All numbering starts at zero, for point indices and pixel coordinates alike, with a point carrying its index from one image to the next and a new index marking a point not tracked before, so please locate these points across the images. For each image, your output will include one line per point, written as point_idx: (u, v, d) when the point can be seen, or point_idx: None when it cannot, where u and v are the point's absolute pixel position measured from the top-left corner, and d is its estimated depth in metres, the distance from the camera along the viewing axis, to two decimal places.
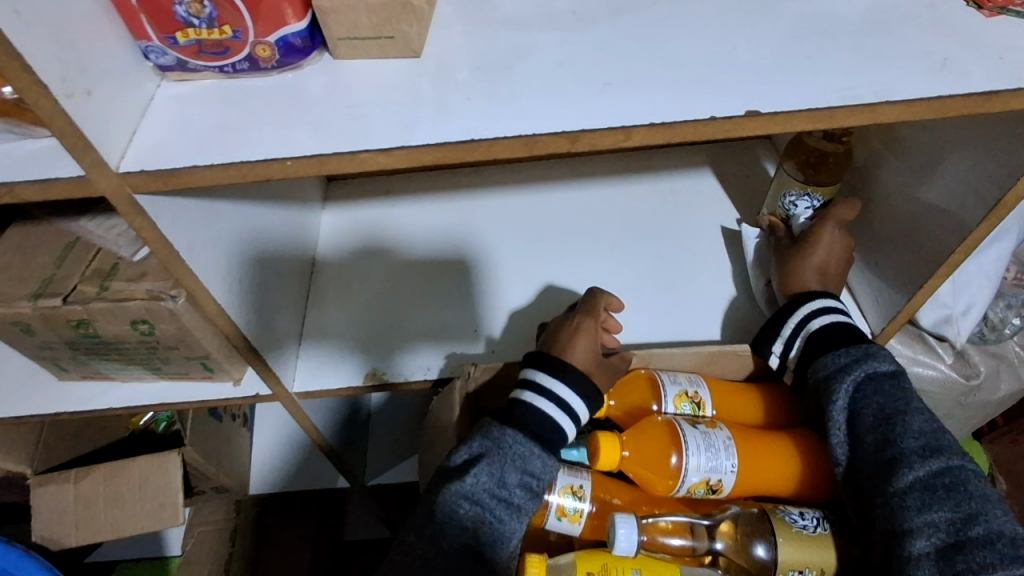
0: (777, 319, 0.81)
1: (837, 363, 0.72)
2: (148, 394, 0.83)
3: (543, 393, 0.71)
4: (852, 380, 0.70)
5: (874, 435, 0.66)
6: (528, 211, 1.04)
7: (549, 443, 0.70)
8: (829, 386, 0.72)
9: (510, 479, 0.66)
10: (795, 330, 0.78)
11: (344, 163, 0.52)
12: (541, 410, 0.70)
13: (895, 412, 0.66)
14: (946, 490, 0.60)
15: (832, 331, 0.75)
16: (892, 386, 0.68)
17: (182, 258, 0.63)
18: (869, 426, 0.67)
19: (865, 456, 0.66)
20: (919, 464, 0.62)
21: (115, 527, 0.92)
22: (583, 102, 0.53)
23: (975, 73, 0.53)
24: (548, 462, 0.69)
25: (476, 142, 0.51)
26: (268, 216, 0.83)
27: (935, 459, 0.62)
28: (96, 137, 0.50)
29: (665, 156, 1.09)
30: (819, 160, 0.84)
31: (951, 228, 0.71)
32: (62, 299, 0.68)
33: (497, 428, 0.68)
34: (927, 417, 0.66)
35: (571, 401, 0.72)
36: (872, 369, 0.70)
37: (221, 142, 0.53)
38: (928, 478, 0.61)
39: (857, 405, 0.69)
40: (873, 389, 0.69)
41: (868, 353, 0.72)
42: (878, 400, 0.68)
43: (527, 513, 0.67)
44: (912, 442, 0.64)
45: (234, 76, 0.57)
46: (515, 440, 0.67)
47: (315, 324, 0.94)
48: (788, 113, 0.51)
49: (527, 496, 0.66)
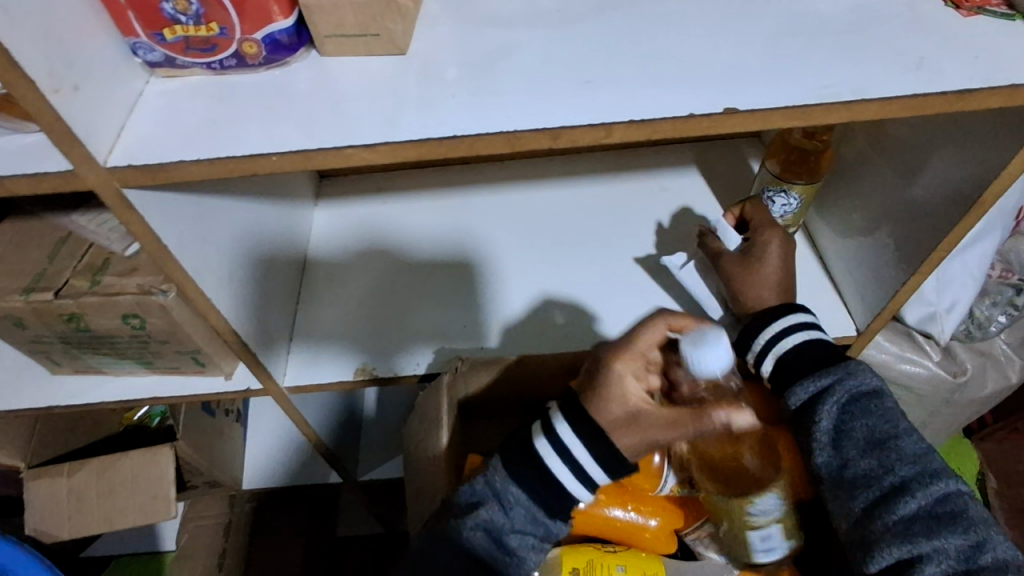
0: (753, 329, 0.78)
1: (822, 381, 0.69)
2: (140, 387, 0.84)
3: (558, 452, 0.63)
4: (837, 399, 0.68)
5: (867, 460, 0.64)
6: (520, 207, 1.05)
7: (558, 509, 0.65)
8: (814, 404, 0.69)
9: (509, 538, 0.64)
10: (767, 345, 0.76)
11: (329, 158, 0.53)
12: (558, 479, 0.63)
13: (887, 435, 0.65)
14: (953, 521, 0.60)
15: (814, 348, 0.73)
16: (878, 405, 0.67)
17: (172, 252, 0.63)
18: (860, 449, 0.65)
19: (854, 478, 0.65)
20: (921, 492, 0.61)
21: (108, 520, 0.92)
22: (565, 98, 0.54)
23: (951, 71, 0.54)
24: (552, 525, 0.66)
25: (458, 138, 0.52)
26: (259, 212, 0.84)
27: (936, 486, 0.61)
28: (84, 132, 0.51)
29: (656, 153, 1.10)
30: (801, 157, 0.85)
31: (933, 225, 0.72)
32: (54, 293, 0.68)
33: (500, 479, 0.65)
34: (918, 438, 0.65)
35: (593, 474, 0.63)
36: (855, 387, 0.68)
37: (208, 138, 0.54)
38: (932, 507, 0.61)
39: (846, 425, 0.67)
40: (860, 410, 0.67)
41: (853, 369, 0.69)
42: (867, 421, 0.66)
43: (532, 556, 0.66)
44: (909, 470, 0.63)
45: (222, 73, 0.58)
46: (517, 500, 0.64)
47: (307, 321, 0.94)
48: (765, 111, 0.52)
49: (530, 548, 0.65)
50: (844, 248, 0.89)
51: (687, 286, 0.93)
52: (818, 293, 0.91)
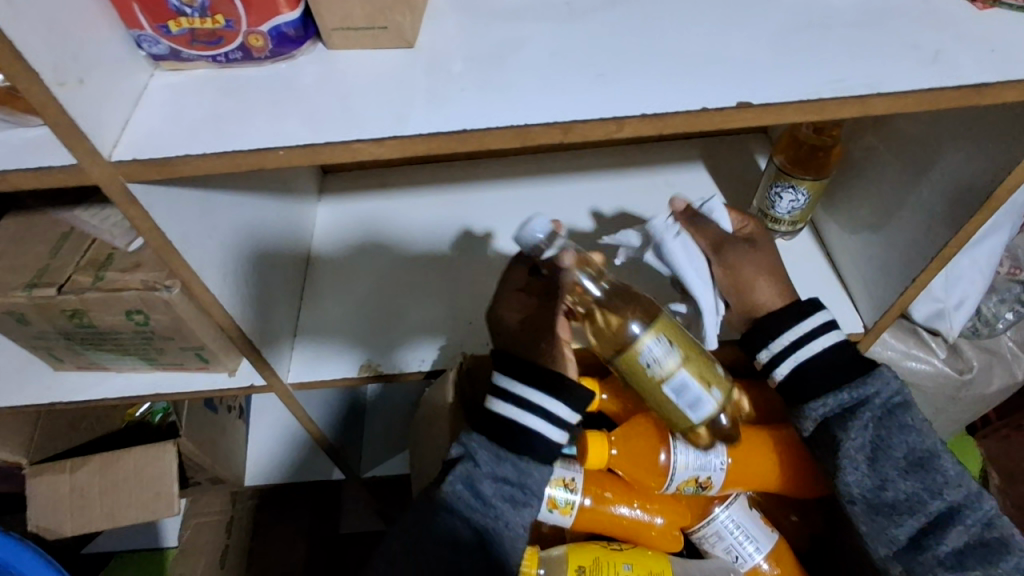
0: (771, 326, 0.69)
1: (857, 394, 0.66)
2: (143, 383, 0.83)
3: (520, 402, 0.63)
4: (874, 414, 0.66)
5: (910, 481, 0.65)
6: (526, 202, 1.04)
7: (531, 450, 0.64)
8: (846, 420, 0.66)
9: (484, 488, 0.64)
10: (790, 348, 0.68)
11: (337, 152, 0.53)
12: (522, 425, 0.63)
13: (927, 455, 0.66)
14: (998, 543, 0.63)
15: (835, 353, 0.68)
16: (912, 419, 0.67)
17: (177, 247, 0.63)
18: (901, 469, 0.65)
19: (897, 500, 0.65)
20: (966, 514, 0.64)
21: (111, 517, 0.92)
22: (575, 92, 0.53)
23: (966, 65, 0.53)
24: (524, 468, 0.64)
25: (468, 132, 0.52)
26: (262, 207, 0.83)
27: (976, 507, 0.65)
28: (89, 125, 0.50)
29: (662, 148, 1.09)
30: (809, 154, 0.85)
31: (943, 222, 0.72)
32: (57, 289, 0.68)
33: (468, 435, 0.66)
34: (949, 455, 0.67)
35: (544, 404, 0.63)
36: (890, 402, 0.67)
37: (214, 132, 0.53)
38: (977, 528, 0.64)
39: (884, 443, 0.66)
40: (897, 426, 0.66)
41: (886, 381, 0.67)
42: (908, 440, 0.66)
43: (515, 515, 0.65)
44: (950, 490, 0.65)
45: (227, 66, 0.57)
46: (482, 445, 0.65)
47: (311, 317, 0.94)
48: (778, 105, 0.51)
49: (509, 502, 0.64)
50: (852, 244, 0.88)
51: (678, 260, 0.73)
52: (826, 290, 0.90)
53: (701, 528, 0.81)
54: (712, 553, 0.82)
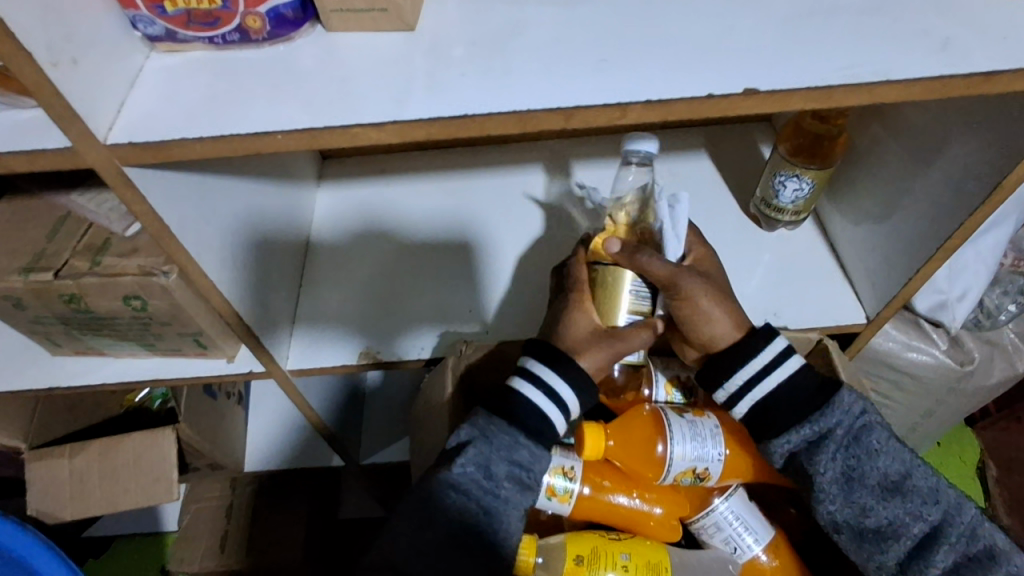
0: (728, 364, 0.68)
1: (817, 428, 0.65)
2: (141, 369, 0.83)
3: (536, 384, 0.67)
4: (839, 445, 0.65)
5: (889, 507, 0.64)
6: (526, 190, 1.03)
7: (540, 433, 0.67)
8: (812, 452, 0.65)
9: (498, 470, 0.64)
10: (744, 390, 0.68)
11: (335, 137, 0.52)
12: (534, 405, 0.67)
13: (902, 479, 0.64)
14: (986, 556, 0.63)
15: (793, 387, 0.67)
16: (880, 444, 0.65)
17: (174, 233, 0.62)
18: (878, 496, 0.64)
19: (881, 527, 0.64)
20: (949, 530, 0.63)
21: (110, 501, 0.92)
22: (579, 77, 0.52)
23: (978, 52, 0.52)
24: (535, 450, 0.66)
25: (469, 117, 0.51)
26: (260, 193, 0.82)
27: (962, 525, 0.64)
28: (84, 108, 0.49)
29: (665, 136, 1.08)
30: (814, 142, 0.84)
31: (948, 212, 0.71)
32: (54, 274, 0.67)
33: (483, 417, 0.66)
34: (925, 472, 0.66)
35: (561, 390, 0.67)
36: (854, 428, 0.65)
37: (211, 115, 0.53)
38: (963, 542, 0.64)
39: (857, 472, 0.65)
40: (866, 453, 0.65)
41: (845, 409, 0.66)
42: (880, 466, 0.64)
43: (518, 502, 0.65)
44: (930, 509, 0.64)
45: (224, 48, 0.56)
46: (498, 427, 0.65)
47: (310, 304, 0.93)
48: (784, 92, 0.50)
49: (516, 488, 0.65)
50: (855, 235, 0.87)
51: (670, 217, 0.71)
52: (828, 281, 0.90)
53: (700, 519, 0.81)
54: (710, 543, 0.83)
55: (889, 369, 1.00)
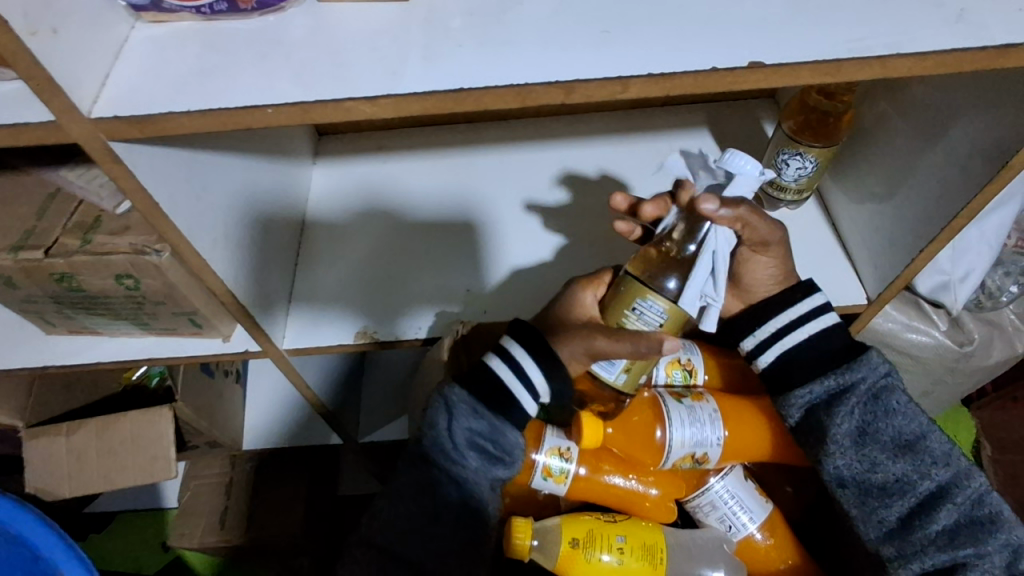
0: (762, 313, 0.69)
1: (841, 380, 0.66)
2: (135, 348, 0.82)
3: (498, 355, 0.67)
4: (858, 399, 0.65)
5: (898, 464, 0.65)
6: (523, 169, 1.01)
7: (499, 406, 0.66)
8: (831, 404, 0.66)
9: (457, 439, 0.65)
10: (773, 337, 0.68)
11: (328, 112, 0.50)
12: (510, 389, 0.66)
13: (915, 439, 0.65)
14: (991, 521, 0.63)
15: (823, 340, 0.67)
16: (897, 403, 0.66)
17: (164, 211, 0.61)
18: (889, 452, 0.65)
19: (887, 483, 0.65)
20: (957, 493, 0.64)
21: (108, 478, 0.93)
22: (581, 49, 0.51)
23: (993, 25, 0.50)
24: (497, 422, 0.65)
25: (465, 92, 0.49)
26: (254, 169, 0.81)
27: (970, 490, 0.64)
28: (65, 79, 0.48)
29: (665, 113, 1.06)
30: (819, 121, 0.82)
31: (956, 191, 0.70)
32: (44, 251, 0.66)
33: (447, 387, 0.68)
34: (939, 437, 0.66)
35: (528, 368, 0.66)
36: (875, 386, 0.66)
37: (198, 88, 0.51)
38: (970, 507, 0.64)
39: (871, 427, 0.65)
40: (883, 410, 0.65)
41: (872, 366, 0.66)
42: (895, 425, 0.65)
43: (482, 471, 0.66)
44: (939, 471, 0.65)
45: (212, 18, 0.54)
46: (461, 400, 0.66)
47: (306, 283, 0.92)
48: (792, 66, 0.49)
49: (479, 456, 0.65)
50: (859, 215, 0.86)
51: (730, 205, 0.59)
52: (831, 261, 0.88)
53: (696, 498, 0.81)
54: (706, 523, 0.83)
55: (888, 349, 1.00)
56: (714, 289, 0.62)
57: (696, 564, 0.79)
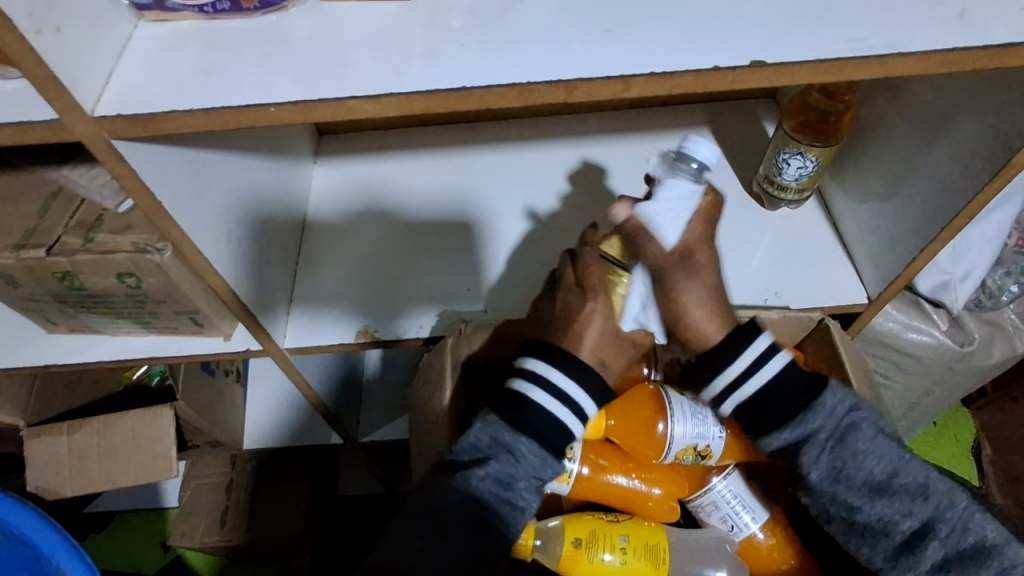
0: (713, 364, 0.67)
1: (802, 429, 0.65)
2: (137, 347, 0.82)
3: (555, 394, 0.66)
4: (823, 447, 0.65)
5: (875, 504, 0.64)
6: (523, 169, 1.02)
7: (557, 446, 0.66)
8: (796, 455, 0.66)
9: (517, 481, 0.65)
10: (727, 392, 0.67)
11: (330, 110, 0.50)
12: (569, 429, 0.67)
13: (889, 477, 0.65)
14: (979, 551, 0.62)
15: (777, 389, 0.66)
16: (863, 444, 0.65)
17: (167, 209, 0.61)
18: (863, 494, 0.65)
19: (868, 524, 0.65)
20: (938, 526, 0.63)
21: (109, 477, 0.93)
22: (583, 47, 0.51)
23: (994, 24, 0.51)
24: (556, 464, 0.67)
25: (467, 90, 0.49)
26: (255, 168, 0.81)
27: (954, 521, 0.63)
28: (69, 77, 0.48)
29: (665, 113, 1.06)
30: (820, 120, 0.82)
31: (957, 191, 0.70)
32: (46, 250, 0.66)
33: (505, 428, 0.66)
34: (917, 469, 0.65)
35: (584, 405, 0.68)
36: (837, 430, 0.66)
37: (200, 86, 0.51)
38: (956, 537, 0.63)
39: (842, 473, 0.65)
40: (850, 454, 0.65)
41: (828, 410, 0.66)
42: (865, 465, 0.65)
43: (529, 510, 0.67)
44: (919, 506, 0.64)
45: (215, 18, 0.54)
46: (524, 444, 0.65)
47: (307, 282, 0.93)
48: (794, 65, 0.49)
49: (531, 495, 0.66)
50: (859, 215, 0.86)
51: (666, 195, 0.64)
52: (832, 261, 0.89)
53: (698, 497, 0.82)
54: (708, 523, 0.83)
55: (888, 349, 1.00)
56: (651, 309, 0.70)
57: (699, 564, 0.79)
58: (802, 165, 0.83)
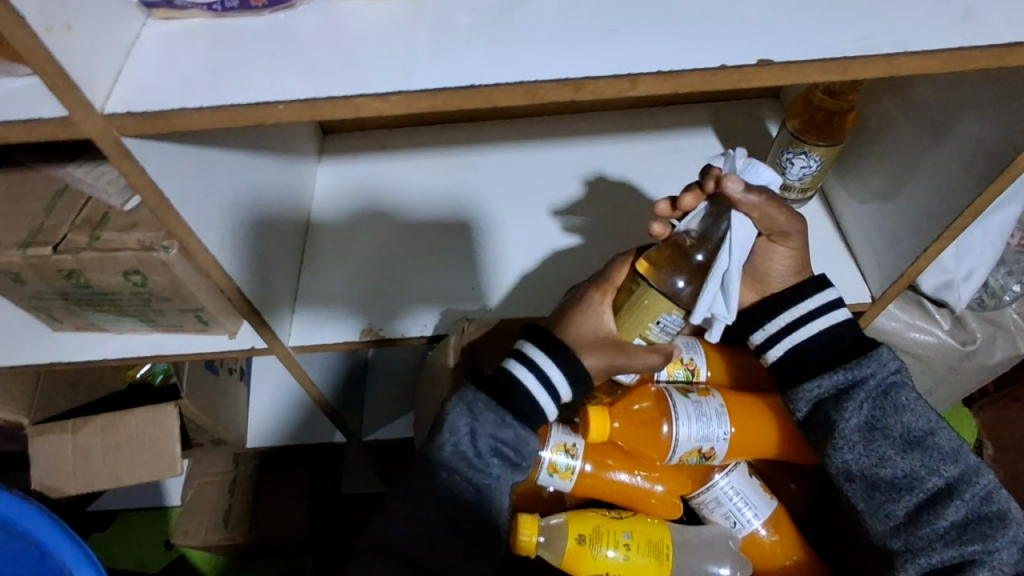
0: (771, 307, 0.70)
1: (849, 375, 0.66)
2: (141, 345, 0.83)
3: (526, 364, 0.66)
4: (868, 394, 0.65)
5: (906, 459, 0.64)
6: (527, 168, 1.02)
7: (524, 412, 0.65)
8: (839, 399, 0.66)
9: (480, 443, 0.64)
10: (783, 330, 0.69)
11: (338, 109, 0.51)
12: (532, 395, 0.66)
13: (924, 435, 0.65)
14: (999, 518, 0.62)
15: (835, 336, 0.67)
16: (906, 399, 0.66)
17: (174, 207, 0.61)
18: (897, 447, 0.65)
19: (894, 479, 0.64)
20: (964, 489, 0.63)
21: (113, 475, 0.93)
22: (591, 46, 0.51)
23: (999, 23, 0.51)
24: (519, 428, 0.65)
25: (475, 88, 0.49)
26: (259, 166, 0.81)
27: (979, 487, 0.63)
28: (78, 75, 0.48)
29: (669, 113, 1.06)
30: (824, 120, 0.82)
31: (961, 189, 0.70)
32: (52, 248, 0.66)
33: (467, 392, 0.65)
34: (949, 433, 0.66)
35: (551, 374, 0.66)
36: (883, 382, 0.66)
37: (208, 84, 0.51)
38: (979, 503, 0.63)
39: (880, 423, 0.65)
40: (892, 406, 0.65)
41: (882, 361, 0.66)
42: (903, 420, 0.65)
43: (502, 476, 0.65)
44: (947, 467, 0.64)
45: (223, 16, 0.54)
46: (484, 406, 0.64)
47: (310, 282, 0.93)
48: (801, 63, 0.49)
49: (501, 460, 0.64)
50: (863, 214, 0.86)
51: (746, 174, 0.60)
52: (835, 260, 0.89)
53: (701, 494, 0.82)
54: (711, 519, 0.83)
55: (890, 348, 1.00)
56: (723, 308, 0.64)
57: (702, 561, 0.79)
58: (806, 164, 0.83)
